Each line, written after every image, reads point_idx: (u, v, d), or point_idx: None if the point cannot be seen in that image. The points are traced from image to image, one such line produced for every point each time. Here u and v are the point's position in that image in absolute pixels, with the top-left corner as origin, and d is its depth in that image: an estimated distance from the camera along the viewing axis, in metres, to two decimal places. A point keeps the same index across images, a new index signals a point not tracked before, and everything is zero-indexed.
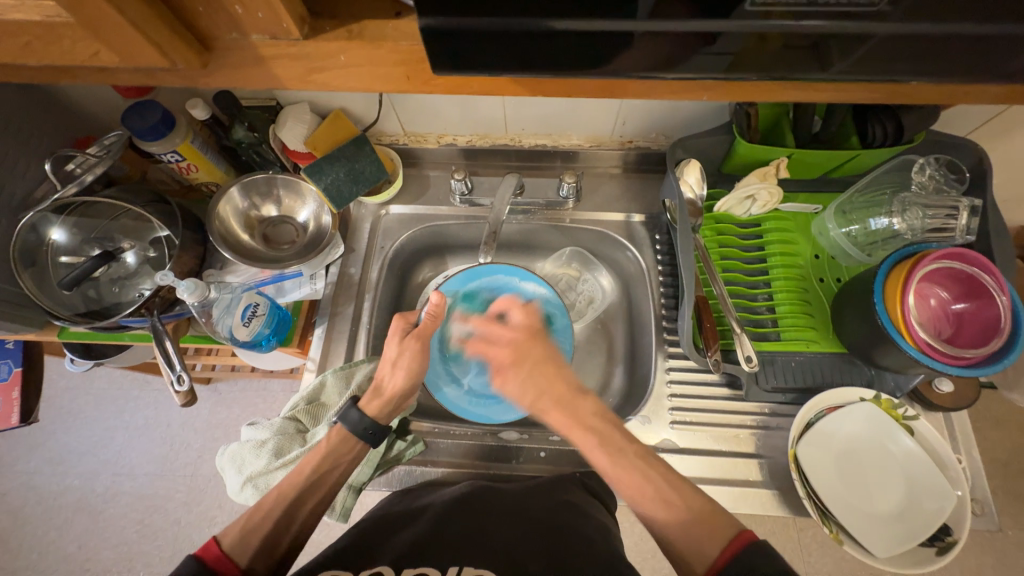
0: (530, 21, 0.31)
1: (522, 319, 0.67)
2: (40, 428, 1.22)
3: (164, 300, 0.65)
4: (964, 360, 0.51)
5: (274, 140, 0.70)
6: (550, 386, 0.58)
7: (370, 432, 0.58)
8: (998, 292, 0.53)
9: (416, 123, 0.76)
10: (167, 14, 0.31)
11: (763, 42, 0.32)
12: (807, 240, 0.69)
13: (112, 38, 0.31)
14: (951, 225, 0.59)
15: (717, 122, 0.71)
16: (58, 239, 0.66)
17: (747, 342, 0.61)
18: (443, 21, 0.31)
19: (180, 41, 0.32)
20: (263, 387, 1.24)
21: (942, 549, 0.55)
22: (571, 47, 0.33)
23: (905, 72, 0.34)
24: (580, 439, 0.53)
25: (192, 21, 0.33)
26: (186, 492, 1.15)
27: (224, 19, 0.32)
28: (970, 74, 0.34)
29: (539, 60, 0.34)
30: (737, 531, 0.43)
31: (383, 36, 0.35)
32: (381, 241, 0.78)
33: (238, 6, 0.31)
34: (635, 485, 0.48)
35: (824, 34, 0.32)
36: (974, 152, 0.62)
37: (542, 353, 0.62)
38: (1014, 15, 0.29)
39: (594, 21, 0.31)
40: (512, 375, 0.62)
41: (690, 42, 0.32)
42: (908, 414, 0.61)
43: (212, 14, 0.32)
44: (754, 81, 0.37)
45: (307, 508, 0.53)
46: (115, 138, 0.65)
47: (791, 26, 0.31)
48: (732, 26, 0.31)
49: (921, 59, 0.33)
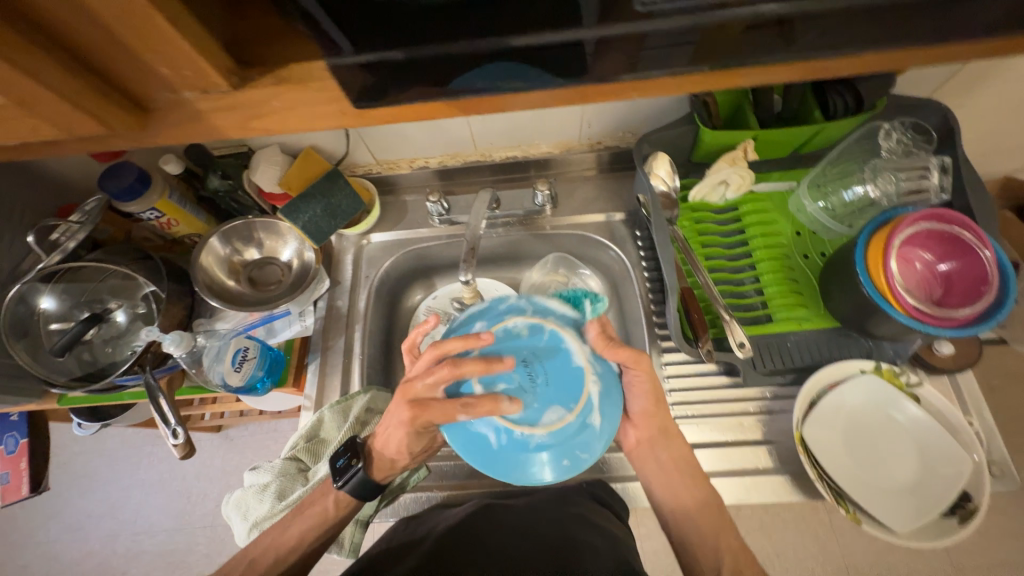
0: (458, 44, 0.32)
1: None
2: (57, 496, 1.22)
3: (156, 356, 0.66)
4: (955, 320, 0.50)
5: (249, 185, 0.72)
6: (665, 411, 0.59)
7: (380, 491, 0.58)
8: (982, 247, 0.53)
9: (386, 150, 0.77)
10: (99, 83, 0.32)
11: (676, 36, 0.33)
12: (786, 218, 0.69)
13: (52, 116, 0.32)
14: (925, 185, 0.60)
15: (679, 112, 0.71)
16: (48, 307, 0.67)
17: (737, 328, 0.61)
18: (375, 52, 0.32)
19: (116, 107, 0.33)
20: (274, 429, 1.24)
21: (964, 518, 0.54)
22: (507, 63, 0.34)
23: (833, 45, 0.34)
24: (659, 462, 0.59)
25: (126, 86, 0.33)
26: (207, 543, 1.14)
27: (154, 80, 0.33)
28: (885, 39, 0.34)
29: (467, 80, 0.35)
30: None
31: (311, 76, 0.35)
32: (366, 269, 0.79)
33: (163, 67, 0.32)
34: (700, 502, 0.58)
35: (762, 21, 0.32)
36: (937, 110, 0.61)
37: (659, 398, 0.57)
38: None
39: (528, 36, 0.32)
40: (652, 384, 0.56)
41: (624, 45, 0.33)
42: (910, 381, 0.59)
43: (142, 77, 0.33)
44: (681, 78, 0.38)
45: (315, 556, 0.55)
46: (95, 203, 0.67)
47: (748, 12, 0.31)
48: (638, 27, 0.32)
49: (854, 29, 0.33)
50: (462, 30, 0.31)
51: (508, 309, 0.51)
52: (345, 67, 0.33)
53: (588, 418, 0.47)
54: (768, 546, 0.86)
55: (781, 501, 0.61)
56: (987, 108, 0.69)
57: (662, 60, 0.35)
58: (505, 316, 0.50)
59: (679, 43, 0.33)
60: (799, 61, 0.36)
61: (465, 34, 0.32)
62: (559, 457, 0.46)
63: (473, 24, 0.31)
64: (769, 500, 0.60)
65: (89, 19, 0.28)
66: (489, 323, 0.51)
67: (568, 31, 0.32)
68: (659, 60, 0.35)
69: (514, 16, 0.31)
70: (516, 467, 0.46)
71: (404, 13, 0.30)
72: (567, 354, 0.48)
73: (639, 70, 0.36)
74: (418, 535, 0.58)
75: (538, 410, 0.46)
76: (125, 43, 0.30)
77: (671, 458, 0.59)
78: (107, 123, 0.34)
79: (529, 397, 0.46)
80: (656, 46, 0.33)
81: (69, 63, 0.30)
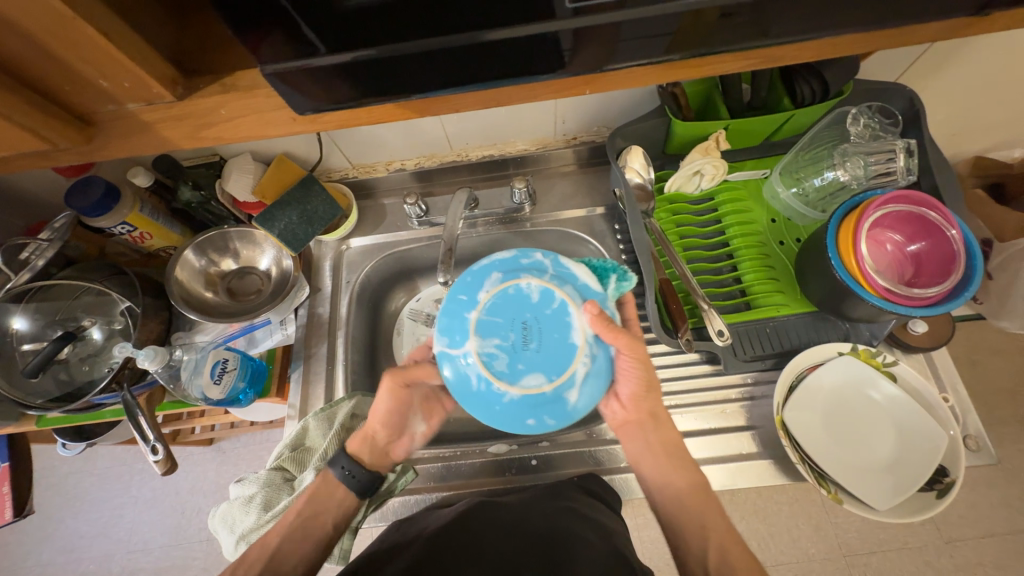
0: (409, 44, 0.31)
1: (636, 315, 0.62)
2: (48, 518, 1.20)
3: (134, 372, 0.65)
4: (925, 300, 0.51)
5: (222, 195, 0.70)
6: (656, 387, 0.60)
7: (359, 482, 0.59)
8: (948, 227, 0.53)
9: (361, 154, 0.76)
10: (39, 99, 0.32)
11: (625, 33, 0.33)
12: (761, 206, 0.69)
13: None
14: (892, 168, 0.60)
15: (650, 105, 0.72)
16: (20, 327, 0.66)
17: (716, 317, 0.61)
18: (323, 54, 0.31)
19: (61, 123, 0.33)
20: (267, 439, 1.22)
21: (942, 492, 0.55)
22: (462, 62, 0.33)
23: (778, 35, 0.35)
24: (643, 443, 0.60)
25: (68, 101, 0.33)
26: (204, 557, 1.13)
27: (97, 94, 0.32)
28: (828, 26, 0.34)
29: (422, 81, 0.34)
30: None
31: (256, 83, 0.34)
32: (346, 275, 0.78)
33: (103, 80, 0.31)
34: (686, 480, 0.58)
35: (722, 10, 0.32)
36: (904, 93, 0.62)
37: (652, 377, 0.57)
38: None
39: (480, 33, 0.31)
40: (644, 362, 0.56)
41: (573, 41, 0.33)
42: (887, 360, 0.60)
43: (83, 91, 0.32)
44: (636, 73, 0.38)
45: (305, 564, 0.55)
46: (63, 219, 0.65)
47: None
48: (584, 22, 0.32)
49: (805, 16, 0.33)
50: (409, 32, 0.31)
51: (529, 266, 0.53)
52: (292, 73, 0.32)
53: (566, 391, 0.48)
54: (762, 529, 0.88)
55: (766, 485, 0.62)
56: (953, 88, 0.70)
57: (611, 54, 0.35)
58: (521, 274, 0.52)
59: (640, 34, 0.33)
60: (749, 49, 0.36)
61: (414, 33, 0.31)
62: (527, 416, 0.48)
63: (423, 24, 0.30)
64: (754, 485, 0.61)
65: (16, 33, 0.27)
66: (505, 274, 0.52)
67: (515, 28, 0.31)
68: (613, 56, 0.35)
69: (462, 14, 0.30)
70: (485, 411, 0.49)
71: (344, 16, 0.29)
72: (568, 328, 0.49)
73: (595, 67, 0.36)
74: (406, 536, 0.57)
75: (521, 371, 0.48)
76: (59, 57, 0.29)
77: (662, 436, 0.60)
78: (51, 139, 0.33)
79: (520, 356, 0.49)
80: (613, 39, 0.33)
81: (4, 79, 0.30)
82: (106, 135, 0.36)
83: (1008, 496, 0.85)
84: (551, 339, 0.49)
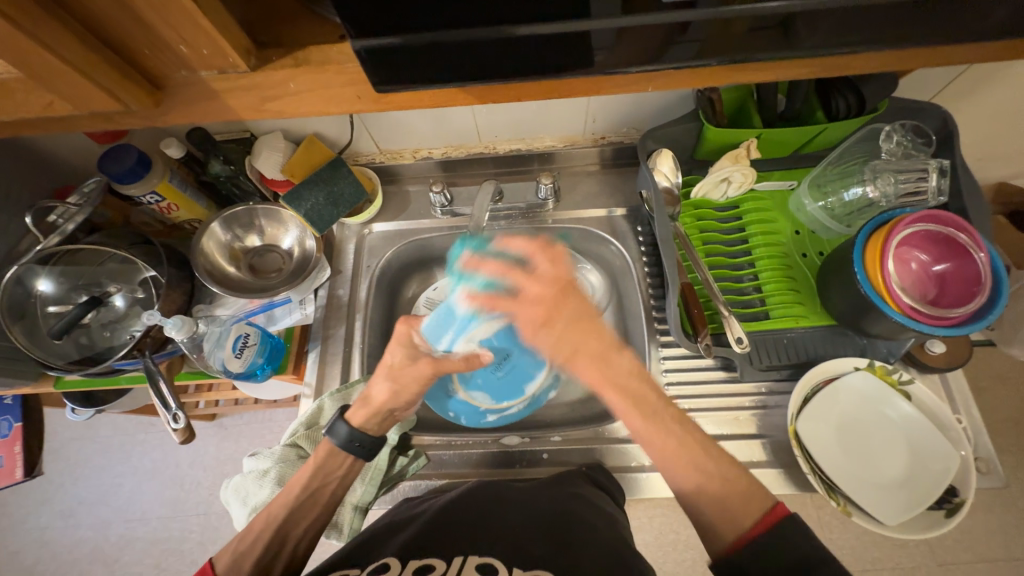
0: (465, 31, 0.32)
1: (534, 282, 0.54)
2: (48, 482, 1.21)
3: (156, 341, 0.66)
4: (948, 320, 0.52)
5: (251, 170, 0.71)
6: (584, 343, 0.51)
7: (359, 445, 0.56)
8: (976, 249, 0.54)
9: (391, 140, 0.77)
10: (113, 58, 0.32)
11: (695, 34, 0.34)
12: (786, 217, 0.70)
13: (64, 90, 0.32)
14: (924, 187, 0.60)
15: (684, 109, 0.72)
16: (44, 290, 0.66)
17: (736, 324, 0.62)
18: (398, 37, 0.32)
19: (131, 85, 0.34)
20: (268, 418, 1.23)
21: (951, 511, 0.55)
22: (523, 53, 0.34)
23: (842, 43, 0.35)
24: (611, 398, 0.50)
25: (140, 64, 0.34)
26: (200, 530, 1.13)
27: (171, 58, 0.33)
28: (903, 37, 0.34)
29: (487, 72, 0.35)
30: (771, 505, 0.44)
31: (328, 59, 0.35)
32: (367, 259, 0.79)
33: (182, 46, 0.32)
34: (669, 448, 0.47)
35: (767, 17, 0.32)
36: (937, 114, 0.62)
37: (578, 306, 0.52)
38: None
39: (534, 27, 0.32)
40: (542, 333, 0.53)
41: (640, 39, 0.33)
42: (902, 379, 0.61)
43: (158, 54, 0.33)
44: (704, 70, 0.38)
45: (301, 527, 0.54)
46: (95, 184, 0.66)
47: (749, 10, 0.32)
48: (665, 18, 0.32)
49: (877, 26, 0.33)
50: (484, 18, 0.31)
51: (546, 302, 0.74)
52: (368, 53, 0.32)
53: (489, 412, 0.71)
54: None
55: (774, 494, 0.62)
56: (985, 112, 0.70)
57: (680, 53, 0.35)
58: None
59: (685, 38, 0.34)
60: (817, 56, 0.36)
61: (489, 20, 0.31)
62: (449, 410, 0.71)
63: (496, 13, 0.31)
64: None
65: None
66: None
67: (589, 20, 0.32)
68: (678, 55, 0.35)
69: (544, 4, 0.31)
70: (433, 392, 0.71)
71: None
72: (528, 377, 0.72)
73: (654, 65, 0.36)
74: (410, 513, 0.57)
75: (477, 385, 0.72)
76: (143, 18, 0.30)
77: (618, 397, 0.49)
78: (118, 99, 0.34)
79: (486, 375, 0.72)
80: (687, 38, 0.34)
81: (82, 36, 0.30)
82: (170, 101, 0.37)
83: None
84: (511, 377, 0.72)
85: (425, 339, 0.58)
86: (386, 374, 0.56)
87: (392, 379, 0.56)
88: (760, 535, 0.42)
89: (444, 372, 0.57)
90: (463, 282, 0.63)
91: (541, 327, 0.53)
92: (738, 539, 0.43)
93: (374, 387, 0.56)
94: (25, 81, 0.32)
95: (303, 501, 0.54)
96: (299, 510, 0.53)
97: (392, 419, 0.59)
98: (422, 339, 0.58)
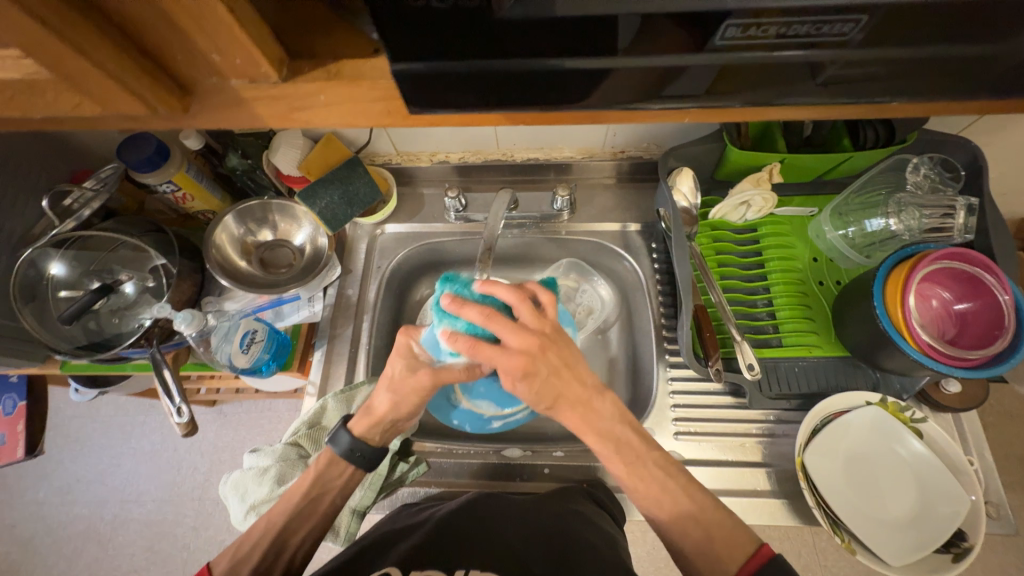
0: (499, 62, 0.31)
1: (518, 330, 0.46)
2: (47, 458, 1.22)
3: (163, 330, 0.66)
4: (968, 362, 0.50)
5: (268, 166, 0.71)
6: (568, 390, 0.48)
7: (359, 454, 0.56)
8: (1001, 291, 0.52)
9: (409, 143, 0.76)
10: (145, 63, 0.33)
11: (729, 73, 0.33)
12: (804, 243, 0.69)
13: (94, 92, 0.33)
14: (949, 224, 0.59)
15: (705, 130, 0.71)
16: (57, 273, 0.66)
17: (748, 350, 0.61)
18: (430, 63, 0.31)
19: (161, 89, 0.34)
20: (268, 408, 1.23)
21: (959, 556, 0.54)
22: (553, 86, 0.33)
23: (877, 93, 0.34)
24: (593, 445, 0.49)
25: (171, 68, 0.34)
26: (195, 516, 1.14)
27: (203, 65, 0.34)
28: (938, 92, 0.34)
29: (516, 99, 0.34)
30: (755, 548, 0.43)
31: (361, 74, 0.35)
32: (378, 260, 0.79)
33: (215, 54, 0.32)
34: (651, 491, 0.48)
35: (797, 63, 0.32)
36: (968, 148, 0.61)
37: (561, 357, 0.47)
38: (963, 38, 0.29)
39: (566, 60, 0.31)
40: (522, 387, 0.47)
41: (667, 78, 0.33)
42: (915, 416, 0.60)
43: (191, 61, 0.33)
44: (733, 107, 0.37)
45: (302, 533, 0.54)
46: (112, 170, 0.67)
47: (785, 55, 0.31)
48: (703, 59, 0.31)
49: (915, 82, 0.33)
50: (518, 50, 0.31)
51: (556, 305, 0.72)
52: (399, 74, 0.32)
53: (494, 419, 0.69)
54: None
55: (777, 525, 0.61)
56: (1013, 148, 0.68)
57: (712, 89, 0.34)
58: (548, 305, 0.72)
59: (716, 77, 0.33)
60: (849, 102, 0.35)
61: (524, 53, 0.31)
62: (453, 419, 0.69)
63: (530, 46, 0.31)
64: (765, 523, 0.60)
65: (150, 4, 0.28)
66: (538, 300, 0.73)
67: (619, 57, 0.31)
68: (708, 93, 0.34)
69: (577, 42, 0.30)
70: (436, 402, 0.69)
71: (466, 31, 0.29)
72: None
73: (681, 102, 0.35)
74: (410, 522, 0.57)
75: (480, 394, 0.68)
76: (179, 27, 0.30)
77: (598, 446, 0.49)
78: (149, 102, 0.34)
79: (488, 384, 0.67)
80: (720, 78, 0.33)
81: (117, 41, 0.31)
82: (198, 104, 0.37)
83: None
84: (515, 386, 0.68)
85: (425, 347, 0.57)
86: (386, 385, 0.56)
87: (392, 390, 0.56)
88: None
89: (443, 383, 0.55)
90: (444, 321, 0.51)
91: (521, 379, 0.47)
92: None
93: (377, 398, 0.57)
94: (56, 81, 0.33)
95: (301, 509, 0.54)
96: (295, 519, 0.53)
97: (394, 430, 0.59)
98: (422, 349, 0.57)
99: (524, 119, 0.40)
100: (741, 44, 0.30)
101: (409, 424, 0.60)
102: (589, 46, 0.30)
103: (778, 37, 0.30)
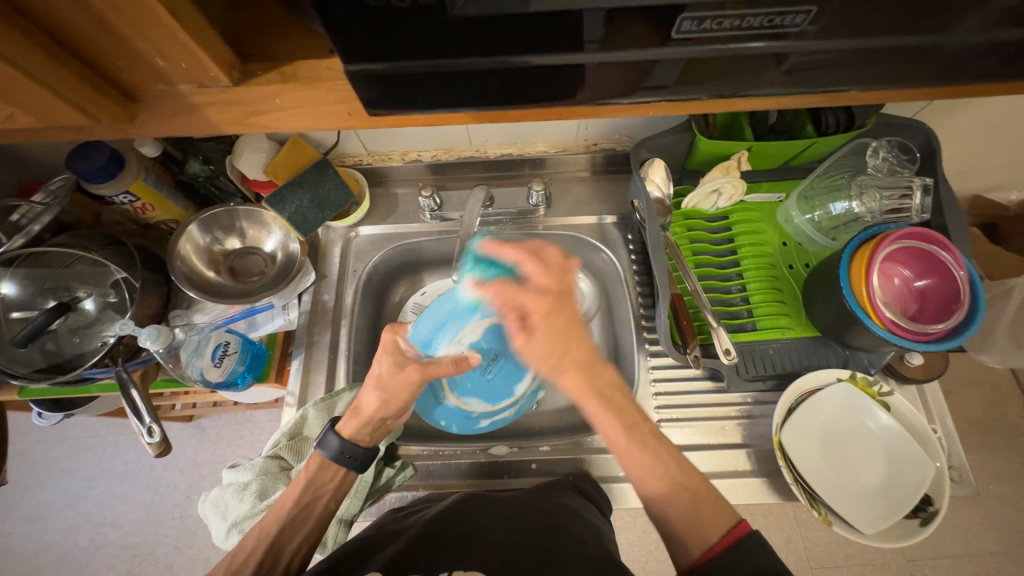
0: (457, 62, 0.31)
1: (545, 275, 0.51)
2: (13, 487, 1.16)
3: (129, 349, 0.64)
4: (928, 336, 0.53)
5: (231, 170, 0.68)
6: (574, 348, 0.50)
7: (350, 456, 0.55)
8: (957, 267, 0.55)
9: (380, 142, 0.75)
10: (82, 70, 0.31)
11: (693, 65, 0.33)
12: (773, 228, 0.70)
13: (29, 103, 0.31)
14: (907, 205, 0.62)
15: (673, 120, 0.72)
16: (7, 294, 0.63)
17: (724, 335, 0.62)
18: (386, 64, 0.31)
19: (103, 97, 0.32)
20: (249, 419, 1.19)
21: (926, 520, 0.57)
22: (515, 86, 0.33)
23: (831, 82, 0.35)
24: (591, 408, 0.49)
25: (112, 75, 0.32)
26: (177, 535, 1.10)
27: (147, 71, 0.32)
28: (886, 80, 0.35)
29: (478, 98, 0.34)
30: (735, 522, 0.44)
31: (318, 76, 0.34)
32: (353, 263, 0.77)
33: (159, 59, 0.31)
34: (645, 463, 0.48)
35: (759, 55, 0.32)
36: (922, 131, 0.64)
37: (574, 314, 0.51)
38: (906, 29, 0.31)
39: (530, 58, 0.31)
40: (536, 337, 0.50)
41: (631, 73, 0.33)
42: (883, 390, 0.63)
43: (132, 67, 0.32)
44: (700, 99, 0.38)
45: (295, 542, 0.53)
46: (60, 182, 0.63)
47: (745, 47, 0.31)
48: (664, 53, 0.32)
49: (868, 70, 0.34)
50: (476, 49, 0.30)
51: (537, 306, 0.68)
52: (355, 76, 0.31)
53: (481, 418, 0.68)
54: None
55: (758, 503, 0.63)
56: (963, 129, 0.72)
57: (675, 82, 0.34)
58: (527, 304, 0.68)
59: (680, 71, 0.33)
60: (806, 92, 0.36)
61: (482, 51, 0.30)
62: (439, 418, 0.68)
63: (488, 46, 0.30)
64: (746, 502, 0.62)
65: (82, 8, 0.27)
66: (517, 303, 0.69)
67: (584, 53, 0.31)
68: (673, 85, 0.35)
69: (537, 39, 0.30)
70: (423, 402, 0.67)
71: (418, 29, 0.28)
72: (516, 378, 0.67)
73: (648, 97, 0.36)
74: (397, 527, 0.56)
75: (468, 391, 0.66)
76: (117, 33, 0.29)
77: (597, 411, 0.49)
78: (91, 112, 0.33)
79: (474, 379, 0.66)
80: (682, 71, 0.33)
81: (48, 49, 0.29)
82: (146, 112, 0.35)
83: (1002, 533, 0.80)
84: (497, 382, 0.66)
85: (413, 344, 0.57)
86: (374, 385, 0.54)
87: (382, 389, 0.55)
88: (727, 550, 0.42)
89: (432, 377, 0.55)
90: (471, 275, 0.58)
91: (530, 330, 0.50)
92: (702, 556, 0.43)
93: (365, 397, 0.55)
94: None
95: (283, 524, 0.53)
96: (278, 533, 0.52)
97: (384, 429, 0.58)
98: (408, 345, 0.56)
99: (490, 117, 0.39)
100: (701, 38, 0.31)
101: (398, 422, 0.58)
102: (551, 44, 0.30)
103: (735, 30, 0.30)
